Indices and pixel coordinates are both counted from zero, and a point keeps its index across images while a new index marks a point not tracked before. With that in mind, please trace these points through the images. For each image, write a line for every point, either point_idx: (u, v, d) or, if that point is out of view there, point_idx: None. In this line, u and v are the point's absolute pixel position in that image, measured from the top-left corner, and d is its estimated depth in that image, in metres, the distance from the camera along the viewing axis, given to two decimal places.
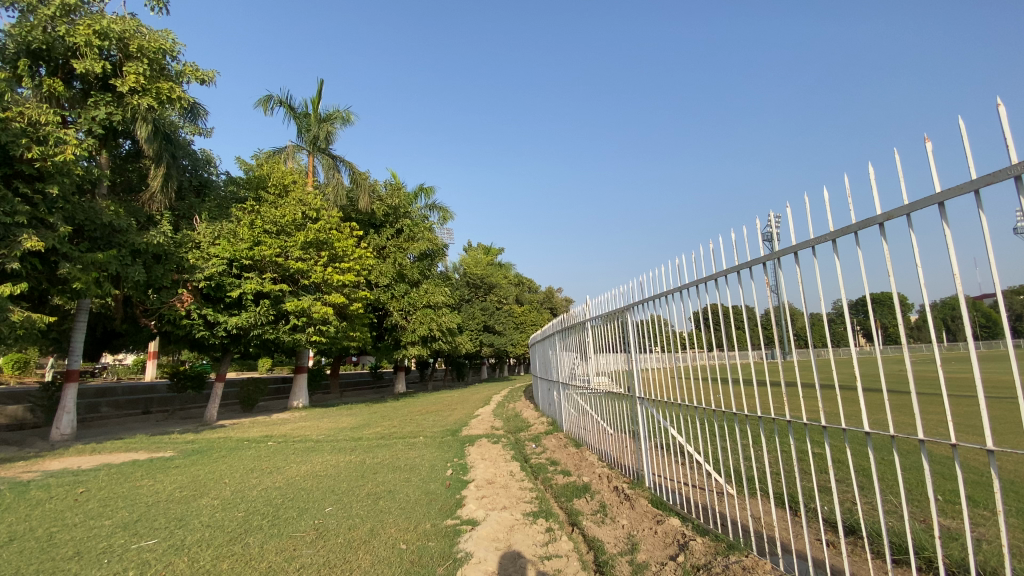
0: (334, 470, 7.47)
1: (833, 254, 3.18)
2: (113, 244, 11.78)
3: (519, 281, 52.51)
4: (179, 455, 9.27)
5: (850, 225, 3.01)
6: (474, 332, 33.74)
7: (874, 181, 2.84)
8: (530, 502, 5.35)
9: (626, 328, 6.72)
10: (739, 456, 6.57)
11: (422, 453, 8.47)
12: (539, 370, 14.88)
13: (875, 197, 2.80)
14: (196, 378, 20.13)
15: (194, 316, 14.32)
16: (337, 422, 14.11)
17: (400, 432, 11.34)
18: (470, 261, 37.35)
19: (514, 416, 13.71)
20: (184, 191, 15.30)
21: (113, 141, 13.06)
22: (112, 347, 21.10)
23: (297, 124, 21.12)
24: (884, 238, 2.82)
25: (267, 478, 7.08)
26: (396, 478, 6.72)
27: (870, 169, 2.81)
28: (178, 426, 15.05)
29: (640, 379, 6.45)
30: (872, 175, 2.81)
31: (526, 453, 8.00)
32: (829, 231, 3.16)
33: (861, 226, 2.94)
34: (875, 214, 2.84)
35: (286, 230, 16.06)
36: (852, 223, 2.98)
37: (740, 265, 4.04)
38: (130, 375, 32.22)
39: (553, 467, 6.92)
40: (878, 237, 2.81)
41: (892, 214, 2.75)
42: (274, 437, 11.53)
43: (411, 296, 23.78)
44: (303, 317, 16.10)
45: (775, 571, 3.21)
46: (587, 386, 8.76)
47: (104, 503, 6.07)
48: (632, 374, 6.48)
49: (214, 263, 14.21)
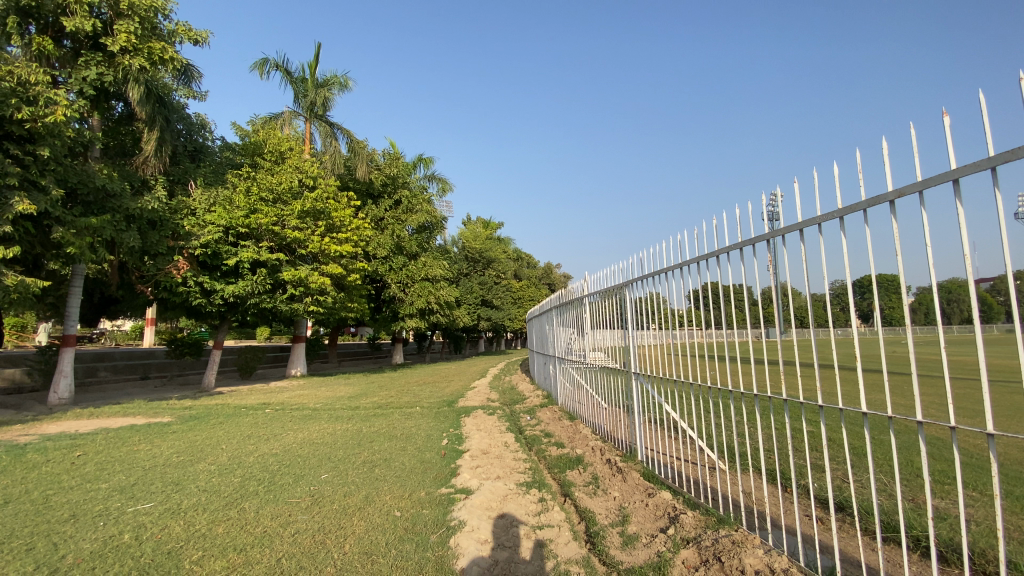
0: (330, 438, 7.54)
1: (840, 231, 3.11)
2: (106, 209, 11.59)
3: (518, 255, 52.39)
4: (176, 421, 9.35)
5: (860, 203, 2.93)
6: (472, 306, 33.79)
7: (888, 157, 2.75)
8: (524, 472, 5.41)
9: (624, 305, 6.68)
10: (732, 432, 6.62)
11: (418, 423, 8.55)
12: (536, 345, 14.94)
13: (887, 173, 2.72)
14: (194, 346, 20.25)
15: (191, 283, 14.28)
16: (334, 391, 14.23)
17: (397, 402, 11.45)
18: (468, 235, 37.13)
19: (510, 388, 13.80)
20: (179, 156, 15.04)
21: (105, 104, 12.76)
22: (110, 313, 21.18)
23: (293, 89, 20.66)
24: (893, 216, 2.76)
25: (264, 445, 7.14)
26: (392, 446, 6.78)
27: (883, 142, 2.72)
28: (177, 392, 15.18)
29: (636, 355, 6.45)
30: (885, 149, 2.73)
31: (521, 425, 8.06)
32: (837, 209, 3.09)
33: (871, 203, 2.86)
34: (886, 191, 2.77)
35: (283, 198, 15.80)
36: (862, 200, 2.90)
37: (745, 241, 3.96)
38: (128, 341, 32.41)
39: (547, 438, 6.99)
40: (889, 215, 2.74)
41: (904, 191, 2.68)
42: (271, 404, 11.61)
43: (409, 269, 23.68)
44: (300, 287, 16.05)
45: (763, 545, 3.24)
46: (583, 360, 8.80)
47: (102, 466, 6.14)
48: (629, 350, 6.47)
49: (210, 230, 14.08)
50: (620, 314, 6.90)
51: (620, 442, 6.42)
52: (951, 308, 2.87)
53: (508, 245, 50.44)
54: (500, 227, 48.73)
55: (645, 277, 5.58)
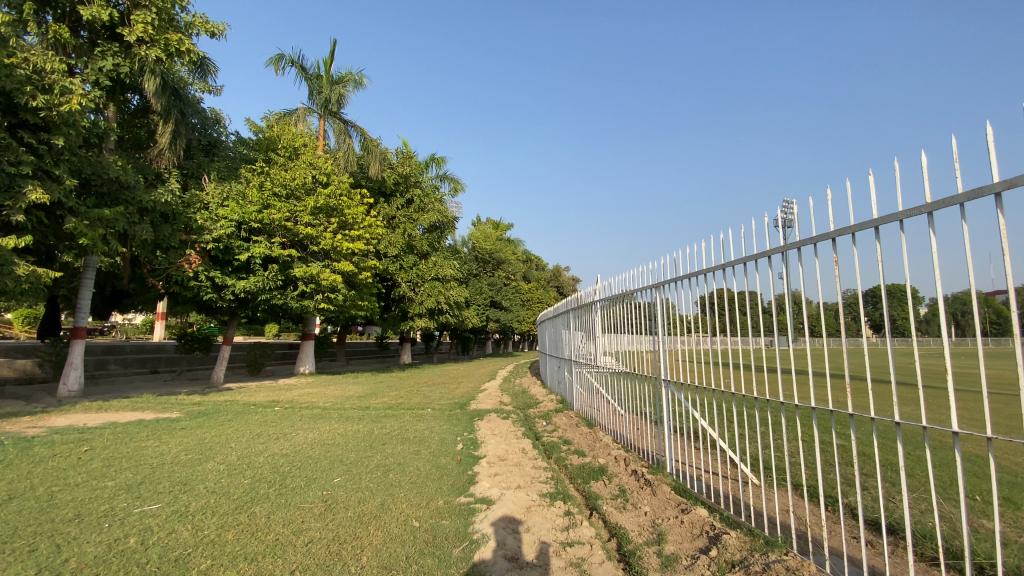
0: (341, 439, 7.31)
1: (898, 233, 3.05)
2: (120, 201, 11.52)
3: (527, 257, 52.07)
4: (185, 417, 9.19)
5: (957, 196, 2.72)
6: (481, 307, 33.54)
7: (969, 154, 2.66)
8: (546, 482, 5.16)
9: (653, 309, 6.46)
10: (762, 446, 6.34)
11: (431, 426, 8.30)
12: (549, 348, 14.67)
13: (995, 162, 2.51)
14: (204, 340, 20.17)
15: (202, 278, 14.19)
16: (343, 390, 14.03)
17: (407, 402, 11.22)
18: (479, 235, 36.90)
19: (522, 392, 13.52)
20: (193, 150, 14.97)
21: (121, 95, 12.73)
22: (121, 306, 21.20)
23: (308, 86, 20.59)
24: (1000, 209, 2.52)
25: (274, 445, 6.94)
26: (405, 450, 6.55)
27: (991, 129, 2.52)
28: (186, 387, 15.07)
29: (665, 362, 6.18)
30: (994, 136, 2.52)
31: (537, 430, 7.80)
32: (925, 203, 2.87)
33: (971, 196, 2.64)
34: (991, 182, 2.54)
35: (296, 194, 15.67)
36: (960, 192, 2.68)
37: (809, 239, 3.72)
38: (138, 335, 32.49)
39: (566, 446, 6.72)
40: (996, 207, 2.50)
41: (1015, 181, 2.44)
42: (280, 402, 11.43)
43: (420, 268, 23.50)
44: (311, 284, 15.90)
45: (820, 574, 2.97)
46: (602, 365, 8.54)
47: (108, 463, 5.96)
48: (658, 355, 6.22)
49: (222, 225, 14.00)
50: (646, 317, 6.67)
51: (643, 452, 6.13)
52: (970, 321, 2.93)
53: (518, 246, 50.14)
54: (510, 228, 48.46)
55: (683, 279, 5.36)
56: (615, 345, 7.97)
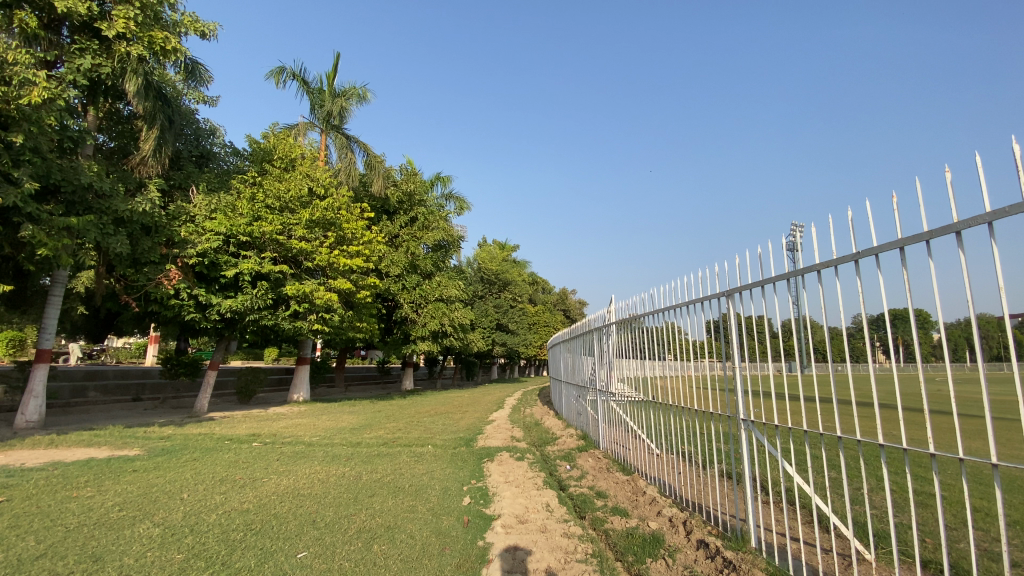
0: (320, 488, 5.92)
1: None
2: (92, 210, 10.50)
3: (534, 278, 50.82)
4: (144, 455, 7.80)
5: None
6: (487, 329, 32.27)
7: None
8: (585, 562, 3.82)
9: (728, 323, 5.15)
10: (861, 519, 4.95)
11: (431, 469, 6.89)
12: (562, 374, 13.36)
13: None
14: (190, 365, 18.80)
15: (184, 296, 12.82)
16: (337, 421, 12.69)
17: (405, 437, 9.81)
18: (485, 256, 35.83)
19: (535, 424, 12.08)
20: (182, 161, 14.04)
21: (103, 99, 11.85)
22: (109, 327, 20.06)
23: (309, 99, 19.79)
24: None
25: (235, 496, 5.56)
26: (398, 506, 5.17)
27: None
28: (164, 416, 13.72)
29: (744, 398, 4.68)
30: None
31: (562, 478, 6.37)
32: None
33: None
34: None
35: (290, 206, 14.63)
36: None
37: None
38: (130, 360, 31.54)
39: (601, 501, 5.32)
40: None
41: None
42: (262, 436, 10.05)
43: (423, 288, 22.32)
44: (304, 303, 14.75)
45: None
46: (635, 395, 7.14)
47: (15, 523, 4.62)
48: (736, 381, 4.80)
49: (208, 238, 12.75)
50: (715, 334, 5.34)
51: (709, 514, 4.67)
52: (981, 345, 2.89)
53: (524, 268, 48.95)
54: (517, 249, 47.42)
55: (787, 279, 4.00)
56: (650, 370, 6.59)
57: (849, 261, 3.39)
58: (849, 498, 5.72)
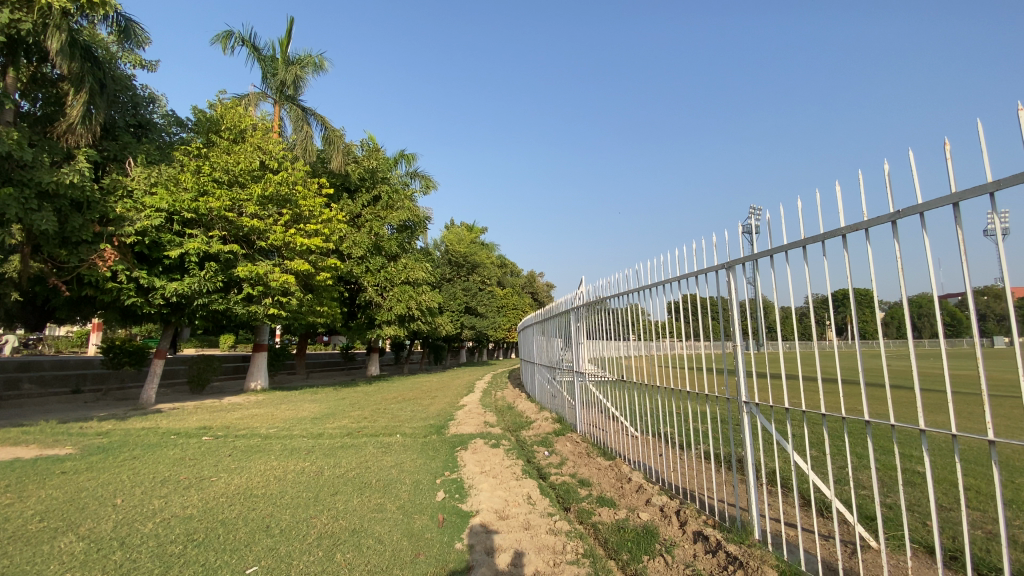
0: (277, 487, 5.35)
1: None
2: (12, 182, 9.29)
3: (503, 262, 50.33)
4: (76, 454, 6.98)
5: None
6: (455, 313, 31.68)
7: None
8: (576, 563, 3.44)
9: (693, 303, 4.98)
10: (856, 503, 4.77)
11: (400, 461, 6.40)
12: (534, 356, 13.00)
13: None
14: (136, 354, 17.49)
15: (122, 278, 11.65)
16: (297, 410, 11.99)
17: (372, 427, 9.24)
18: (452, 238, 35.06)
19: (508, 409, 11.71)
20: (117, 131, 12.71)
21: (22, 57, 10.46)
22: (42, 315, 18.44)
23: (261, 67, 18.42)
24: None
25: (179, 500, 4.93)
26: (365, 504, 4.68)
27: None
28: (105, 410, 12.64)
29: (746, 377, 4.10)
30: None
31: (540, 465, 6.00)
32: None
33: None
34: None
35: (239, 180, 13.63)
36: None
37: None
38: (72, 350, 29.44)
39: (586, 490, 4.97)
40: None
41: None
42: (214, 429, 9.29)
43: (388, 271, 21.49)
44: (258, 286, 13.84)
45: None
46: (603, 375, 6.97)
47: None
48: (736, 360, 4.16)
49: (149, 215, 11.59)
50: (678, 315, 5.17)
51: (701, 503, 4.32)
52: (922, 323, 2.94)
53: (492, 251, 48.42)
54: (485, 232, 46.74)
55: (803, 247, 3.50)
56: (625, 351, 6.27)
57: (883, 222, 2.87)
58: (840, 478, 5.53)
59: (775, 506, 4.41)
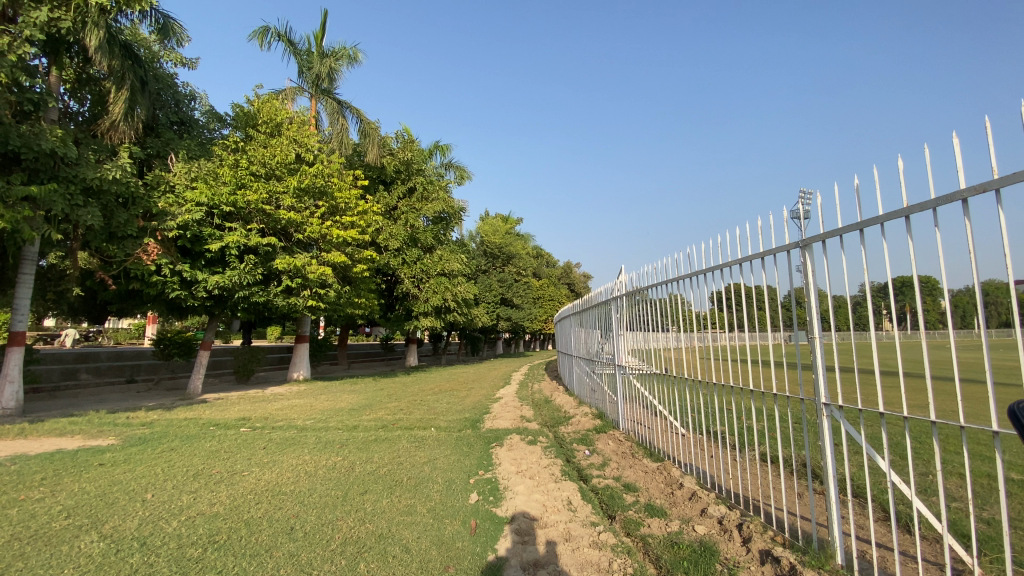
0: (307, 484, 5.15)
1: None
2: (58, 179, 9.60)
3: (539, 253, 49.83)
4: (118, 445, 7.06)
5: None
6: (491, 304, 31.54)
7: None
8: None
9: (740, 294, 4.49)
10: (952, 520, 4.13)
11: (434, 458, 6.12)
12: (572, 349, 12.53)
13: None
14: (185, 345, 18.01)
15: (166, 272, 11.85)
16: (334, 402, 12.01)
17: (407, 420, 9.06)
18: (488, 229, 34.83)
19: (545, 402, 11.33)
20: (159, 127, 13.00)
21: (66, 56, 10.75)
22: (99, 309, 19.31)
23: (297, 62, 18.53)
24: None
25: (207, 497, 4.79)
26: (395, 506, 4.39)
27: None
28: (155, 400, 13.02)
29: (825, 373, 3.47)
30: None
31: (581, 466, 5.57)
32: None
33: None
34: None
35: (276, 173, 13.72)
36: None
37: None
38: (130, 341, 31.01)
39: (632, 496, 4.53)
40: None
41: None
42: (252, 420, 9.33)
43: (425, 262, 21.43)
44: (297, 278, 13.95)
45: None
46: (644, 368, 6.49)
47: None
48: (813, 354, 3.51)
49: (189, 209, 11.74)
50: (722, 306, 4.69)
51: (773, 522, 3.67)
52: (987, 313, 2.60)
53: (528, 242, 47.88)
54: (521, 223, 46.26)
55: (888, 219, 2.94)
56: (667, 343, 5.76)
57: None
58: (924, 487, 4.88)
59: (853, 522, 3.91)
